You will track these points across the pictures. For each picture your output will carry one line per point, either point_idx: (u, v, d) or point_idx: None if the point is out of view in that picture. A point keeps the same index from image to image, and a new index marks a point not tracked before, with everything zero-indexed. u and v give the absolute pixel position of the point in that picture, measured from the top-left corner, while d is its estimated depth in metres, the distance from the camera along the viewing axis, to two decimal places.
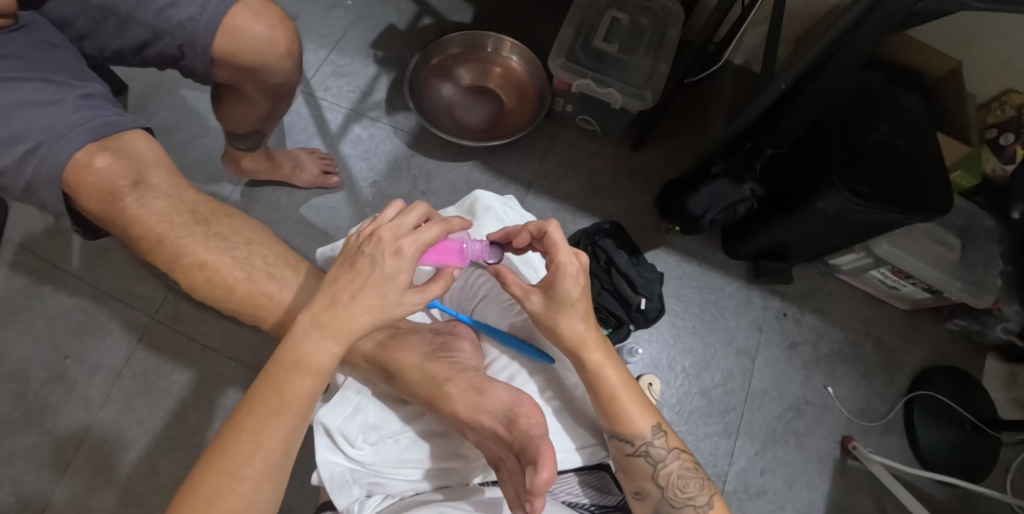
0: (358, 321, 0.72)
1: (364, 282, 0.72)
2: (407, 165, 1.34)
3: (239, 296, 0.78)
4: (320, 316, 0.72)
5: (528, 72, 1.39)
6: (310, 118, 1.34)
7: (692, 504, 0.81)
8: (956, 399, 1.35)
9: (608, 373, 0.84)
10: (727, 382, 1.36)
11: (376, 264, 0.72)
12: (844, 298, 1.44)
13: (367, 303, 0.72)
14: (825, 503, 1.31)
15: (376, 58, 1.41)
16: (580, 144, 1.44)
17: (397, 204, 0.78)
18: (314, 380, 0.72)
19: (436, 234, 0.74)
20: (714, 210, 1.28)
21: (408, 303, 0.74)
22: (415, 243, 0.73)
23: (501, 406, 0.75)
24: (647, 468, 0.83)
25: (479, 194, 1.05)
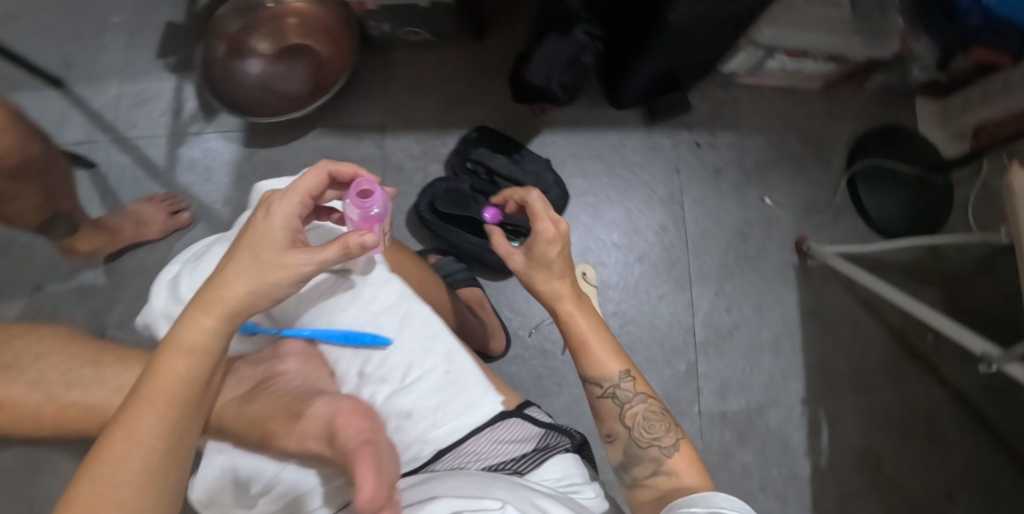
0: (235, 289, 0.66)
1: (241, 247, 0.68)
2: (250, 165, 1.24)
3: (50, 416, 0.73)
4: (200, 293, 0.67)
5: (320, 5, 1.22)
6: (135, 163, 1.25)
7: (657, 445, 0.77)
8: (892, 159, 1.29)
9: (579, 322, 0.80)
10: (663, 238, 1.28)
11: (253, 229, 0.69)
12: (753, 101, 1.34)
13: (245, 267, 0.67)
14: (800, 310, 1.28)
15: (169, 67, 1.29)
16: (418, 61, 1.30)
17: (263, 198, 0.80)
18: (189, 361, 0.64)
19: (315, 180, 0.73)
20: (556, 75, 1.15)
21: (290, 258, 0.67)
22: (287, 197, 0.71)
23: (318, 422, 0.59)
24: (615, 409, 0.80)
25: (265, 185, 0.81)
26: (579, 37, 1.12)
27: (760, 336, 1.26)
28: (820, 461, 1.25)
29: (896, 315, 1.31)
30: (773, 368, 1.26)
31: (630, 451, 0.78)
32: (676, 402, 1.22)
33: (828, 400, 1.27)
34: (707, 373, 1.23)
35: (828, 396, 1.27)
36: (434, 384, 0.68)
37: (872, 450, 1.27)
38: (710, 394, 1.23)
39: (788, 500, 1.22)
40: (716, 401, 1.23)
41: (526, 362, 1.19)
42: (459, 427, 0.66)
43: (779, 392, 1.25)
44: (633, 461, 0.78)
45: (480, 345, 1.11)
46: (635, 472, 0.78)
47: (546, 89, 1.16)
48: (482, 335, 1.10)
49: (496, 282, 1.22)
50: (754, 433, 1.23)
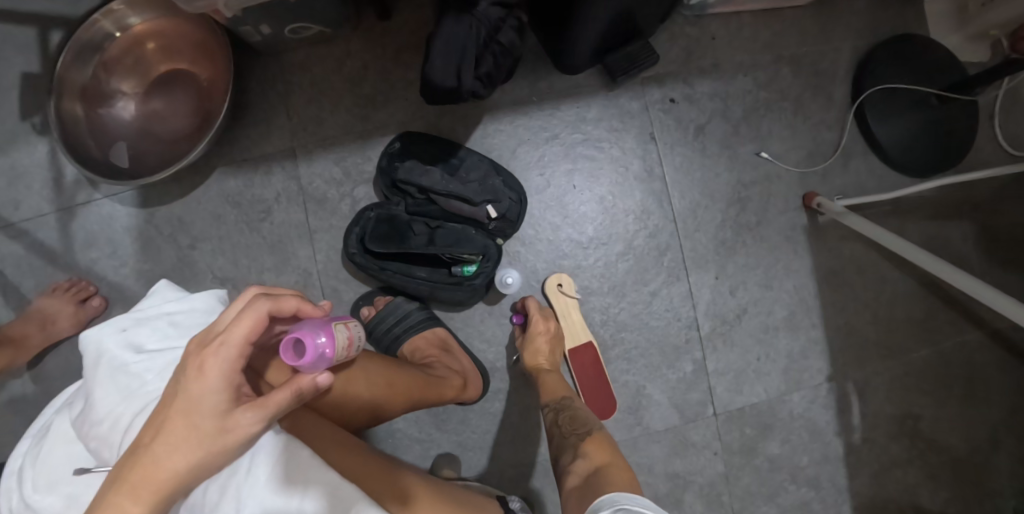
0: (167, 467, 0.52)
1: (170, 412, 0.53)
2: (156, 229, 1.06)
3: None
4: (120, 468, 0.53)
5: (172, 16, 1.01)
6: (26, 251, 1.07)
7: (575, 434, 0.81)
8: (909, 78, 1.07)
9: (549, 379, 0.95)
10: (647, 223, 1.08)
11: (181, 387, 0.54)
12: (732, 34, 1.09)
13: (177, 441, 0.53)
14: (815, 276, 1.11)
15: (36, 126, 1.08)
16: (320, 62, 1.06)
17: (106, 351, 0.59)
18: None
19: (251, 325, 0.55)
20: (467, 69, 0.85)
21: (232, 427, 0.54)
22: (223, 349, 0.54)
23: None
24: (553, 415, 0.87)
25: (85, 339, 0.60)
26: (488, 12, 0.81)
27: (772, 316, 1.10)
28: (853, 437, 1.12)
29: None
30: (790, 348, 1.11)
31: (558, 443, 0.82)
32: (686, 408, 1.08)
33: (856, 370, 1.13)
34: (717, 368, 1.09)
35: (856, 365, 1.12)
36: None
37: (909, 414, 1.14)
38: (724, 390, 1.09)
39: (822, 486, 1.11)
40: (731, 396, 1.09)
41: (511, 396, 1.05)
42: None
43: (800, 373, 1.11)
44: (562, 453, 0.80)
45: (455, 397, 0.94)
46: (565, 463, 0.78)
47: (461, 88, 0.87)
48: (451, 387, 0.93)
49: (459, 311, 1.05)
50: (778, 423, 1.10)
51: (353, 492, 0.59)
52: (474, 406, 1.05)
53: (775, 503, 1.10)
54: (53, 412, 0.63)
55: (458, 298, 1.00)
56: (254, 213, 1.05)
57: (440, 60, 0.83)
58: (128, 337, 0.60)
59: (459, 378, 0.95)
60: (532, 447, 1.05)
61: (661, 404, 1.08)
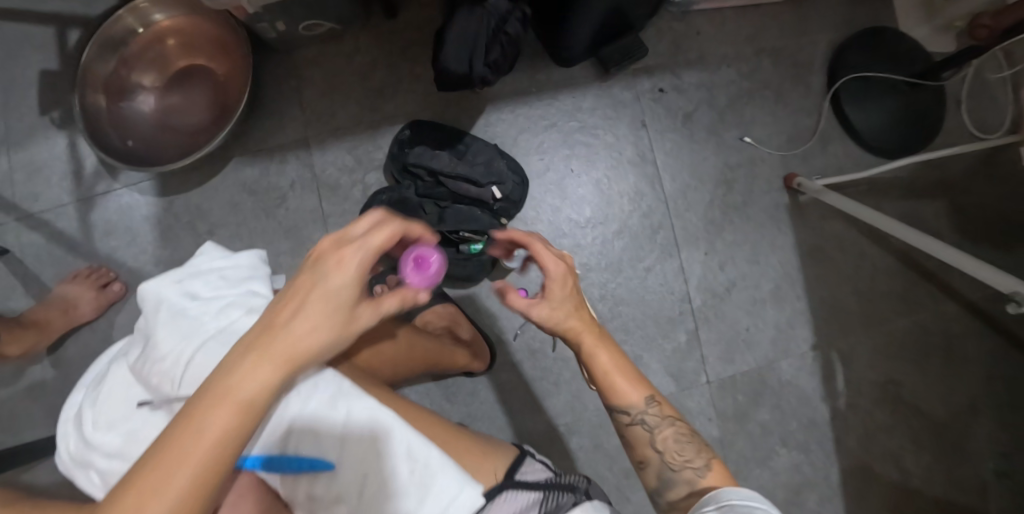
0: (303, 346, 0.56)
1: (311, 297, 0.57)
2: (174, 216, 1.11)
3: None
4: (257, 342, 0.55)
5: (192, 14, 1.07)
6: (47, 240, 1.12)
7: (689, 466, 0.71)
8: (879, 66, 1.16)
9: (601, 357, 0.73)
10: (640, 203, 1.16)
11: (320, 276, 0.58)
12: (715, 29, 1.18)
13: (315, 321, 0.57)
14: (798, 252, 1.19)
15: (56, 121, 1.13)
16: (331, 57, 1.13)
17: (163, 300, 0.66)
18: (240, 430, 0.53)
19: (388, 236, 0.60)
20: (478, 55, 0.92)
21: (358, 321, 0.59)
22: (365, 250, 0.59)
23: None
24: (644, 435, 0.73)
25: (144, 290, 0.67)
26: (496, 4, 0.89)
27: (759, 289, 1.17)
28: (838, 402, 1.19)
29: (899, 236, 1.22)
30: (777, 319, 1.18)
31: (660, 471, 0.72)
32: (682, 377, 1.15)
33: (839, 339, 1.20)
34: (709, 339, 1.16)
35: (839, 335, 1.20)
36: (400, 491, 0.63)
37: (890, 380, 1.21)
38: (717, 359, 1.16)
39: (811, 450, 1.18)
40: (723, 366, 1.16)
41: (517, 368, 1.11)
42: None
43: (787, 342, 1.18)
44: (665, 483, 0.71)
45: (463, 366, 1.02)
46: (670, 495, 0.71)
47: (472, 73, 0.95)
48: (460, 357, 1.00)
49: (467, 288, 1.11)
50: (768, 390, 1.17)
51: (389, 416, 0.65)
52: (482, 379, 1.10)
53: (768, 466, 1.16)
54: (111, 362, 0.69)
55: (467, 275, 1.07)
56: (269, 200, 1.11)
57: (455, 48, 0.92)
58: (183, 288, 0.67)
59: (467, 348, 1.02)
60: (538, 417, 1.10)
61: (659, 374, 1.14)
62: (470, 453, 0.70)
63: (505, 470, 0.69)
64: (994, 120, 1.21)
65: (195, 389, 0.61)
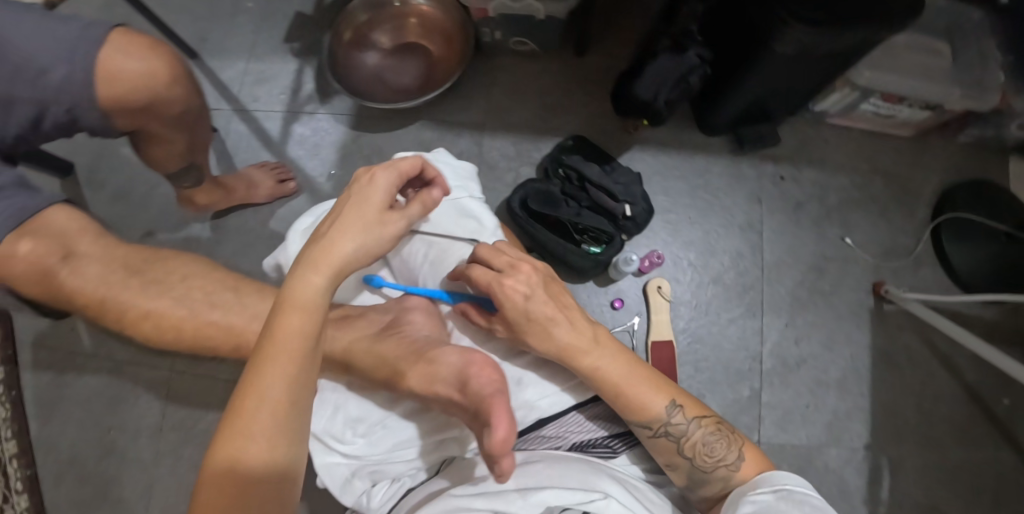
0: (346, 244, 0.70)
1: (351, 208, 0.73)
2: (356, 146, 1.32)
3: (188, 331, 0.83)
4: (307, 252, 0.70)
5: (443, 12, 1.32)
6: (251, 133, 1.35)
7: (722, 465, 0.74)
8: (982, 213, 1.28)
9: (612, 372, 0.75)
10: (739, 264, 1.29)
11: (354, 198, 0.74)
12: (841, 142, 1.36)
13: (352, 228, 0.72)
14: (871, 354, 1.27)
15: (293, 51, 1.39)
16: (519, 69, 1.36)
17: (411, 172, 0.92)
18: (308, 317, 0.66)
19: (412, 164, 0.79)
20: (664, 91, 1.15)
21: (390, 225, 0.74)
22: (391, 174, 0.76)
23: (452, 371, 0.69)
24: (672, 444, 0.75)
25: (401, 160, 0.93)
26: (689, 58, 1.13)
27: (826, 374, 1.26)
28: (879, 508, 1.21)
29: (971, 372, 1.27)
30: (836, 406, 1.25)
31: (694, 476, 0.76)
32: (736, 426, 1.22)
33: (892, 447, 1.24)
34: (769, 401, 1.24)
35: (892, 443, 1.24)
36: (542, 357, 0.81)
37: (936, 507, 1.21)
38: (771, 423, 1.23)
39: None
40: (776, 431, 1.23)
41: None
42: (562, 399, 0.78)
43: (841, 431, 1.24)
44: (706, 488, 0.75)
45: None
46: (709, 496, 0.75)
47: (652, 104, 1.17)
48: None
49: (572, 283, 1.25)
50: (812, 469, 1.21)
51: None
52: None
53: None
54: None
55: (580, 268, 1.19)
56: None
57: (648, 78, 1.15)
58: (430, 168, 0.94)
59: None
60: None
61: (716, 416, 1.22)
62: None
63: None
64: None
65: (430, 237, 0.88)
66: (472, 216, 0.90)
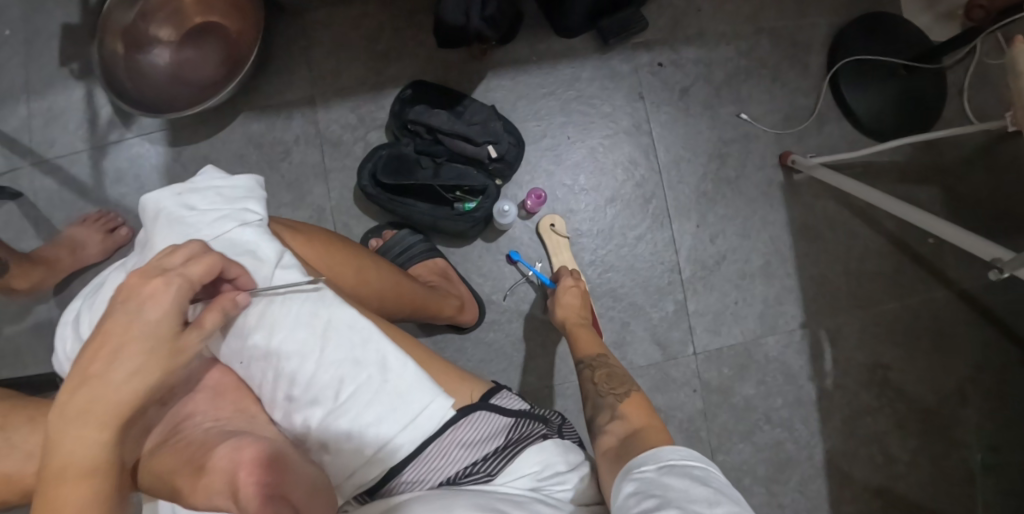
0: (122, 392, 0.53)
1: (123, 338, 0.54)
2: (183, 165, 1.14)
3: None
4: (69, 402, 0.52)
5: None
6: (60, 185, 1.15)
7: (613, 393, 0.79)
8: (878, 50, 1.16)
9: (581, 331, 0.92)
10: (635, 173, 1.18)
11: (128, 318, 0.54)
12: (716, 7, 1.20)
13: (140, 362, 0.54)
14: (790, 229, 1.19)
15: (75, 73, 1.17)
16: (339, 20, 1.16)
17: (162, 214, 0.67)
18: (98, 486, 0.53)
19: (208, 267, 0.58)
20: (475, 8, 0.97)
21: (188, 348, 0.56)
22: (177, 280, 0.56)
23: (220, 478, 0.52)
24: (587, 373, 0.84)
25: (147, 200, 0.69)
26: None
27: (750, 263, 1.19)
28: (826, 382, 1.18)
29: (893, 220, 1.21)
30: (766, 295, 1.19)
31: (594, 403, 0.80)
32: (668, 345, 1.16)
33: (828, 319, 1.19)
34: (697, 309, 1.17)
35: (828, 314, 1.19)
36: (375, 397, 0.63)
37: (879, 363, 1.19)
38: (703, 330, 1.17)
39: (796, 429, 1.16)
40: (710, 337, 1.17)
41: (504, 327, 1.12)
42: (407, 441, 0.62)
43: (775, 318, 1.18)
44: (597, 412, 0.78)
45: (452, 316, 1.03)
46: (600, 422, 0.77)
47: (468, 26, 0.99)
48: (449, 306, 1.01)
49: (459, 247, 1.14)
50: (754, 365, 1.17)
51: (369, 329, 0.66)
52: (470, 336, 1.12)
53: (752, 442, 1.16)
54: (105, 274, 0.73)
55: (458, 230, 1.08)
56: (274, 154, 1.14)
57: None
58: (183, 200, 0.68)
59: (457, 300, 1.03)
60: (523, 380, 1.11)
61: (644, 341, 1.16)
62: (445, 374, 0.71)
63: (480, 394, 0.69)
64: (995, 108, 1.18)
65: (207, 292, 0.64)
66: (245, 253, 0.65)
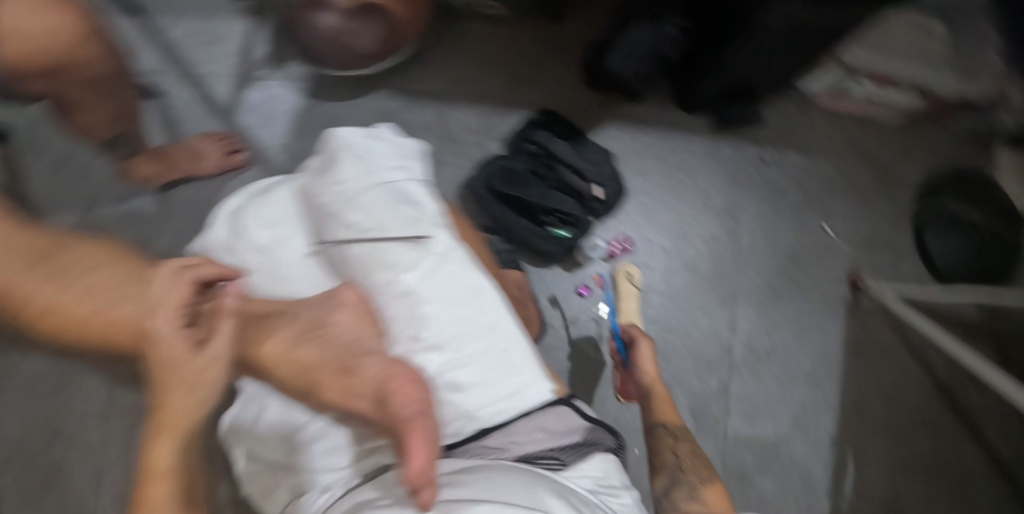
0: (181, 414, 0.64)
1: (163, 376, 0.65)
2: (313, 117, 1.23)
3: (103, 329, 0.69)
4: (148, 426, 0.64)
5: None
6: (197, 100, 1.23)
7: (696, 475, 0.81)
8: (968, 206, 1.22)
9: (660, 396, 0.94)
10: (713, 250, 1.24)
11: (156, 357, 0.66)
12: (827, 124, 1.29)
13: (178, 388, 0.65)
14: (845, 345, 1.23)
15: (245, 11, 1.27)
16: (491, 36, 1.27)
17: (345, 146, 0.77)
18: (174, 483, 0.61)
19: (166, 294, 0.69)
20: (641, 66, 1.15)
21: (204, 364, 0.66)
22: (166, 306, 0.68)
23: (371, 379, 0.60)
24: (668, 441, 0.86)
25: (336, 133, 0.79)
26: (666, 32, 1.11)
27: (798, 365, 1.22)
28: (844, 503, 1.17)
29: (944, 366, 1.24)
30: (805, 400, 1.21)
31: (672, 475, 0.81)
32: (702, 418, 1.19)
33: (861, 443, 1.20)
34: (738, 393, 1.20)
35: (862, 437, 1.20)
36: (490, 361, 0.71)
37: (903, 503, 1.17)
38: (738, 415, 1.19)
39: None
40: (743, 424, 1.19)
41: (555, 353, 1.16)
42: (507, 409, 0.69)
43: (809, 426, 1.20)
44: (674, 485, 0.80)
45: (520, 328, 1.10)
46: (676, 497, 0.78)
47: (629, 81, 1.18)
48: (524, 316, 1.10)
49: (541, 267, 1.19)
50: (779, 464, 1.18)
51: (497, 304, 0.74)
52: None
53: None
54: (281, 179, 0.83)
55: (546, 252, 1.15)
56: None
57: (625, 50, 1.15)
58: (367, 143, 0.78)
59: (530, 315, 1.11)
60: None
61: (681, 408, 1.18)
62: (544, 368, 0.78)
63: (563, 393, 0.74)
64: None
65: (362, 219, 0.73)
66: (411, 202, 0.75)
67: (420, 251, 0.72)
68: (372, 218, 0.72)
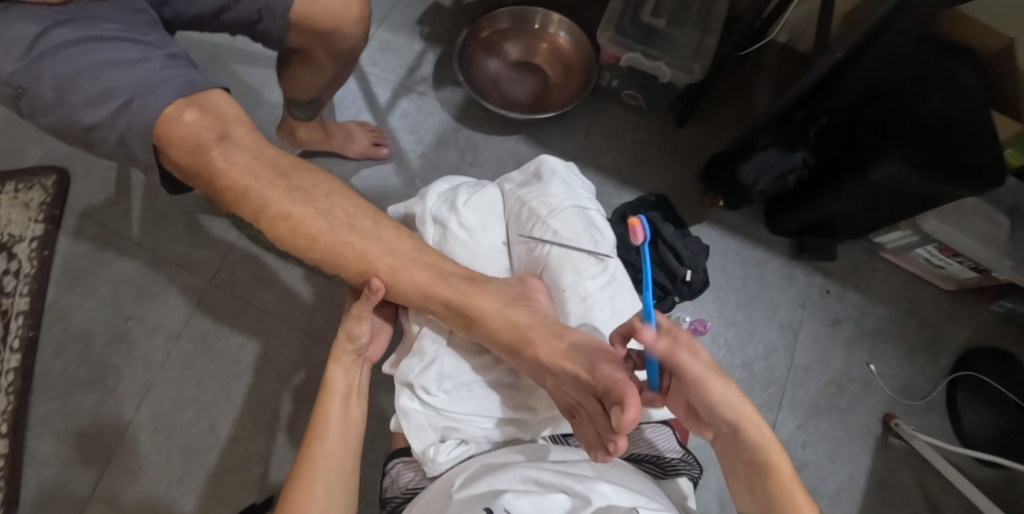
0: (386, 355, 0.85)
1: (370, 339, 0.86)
2: (454, 137, 1.37)
3: (321, 245, 0.82)
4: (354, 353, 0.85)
5: (575, 49, 1.40)
6: (360, 92, 1.38)
7: None
8: (1001, 382, 1.35)
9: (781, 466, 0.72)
10: (770, 356, 1.36)
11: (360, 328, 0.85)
12: (888, 277, 1.45)
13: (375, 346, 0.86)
14: (868, 478, 1.31)
15: (422, 33, 1.44)
16: (624, 119, 1.44)
17: (555, 172, 0.98)
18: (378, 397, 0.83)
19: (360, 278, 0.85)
20: (765, 178, 1.26)
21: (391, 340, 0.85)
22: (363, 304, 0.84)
23: (584, 353, 0.77)
24: None
25: (547, 159, 1.00)
26: (793, 160, 1.24)
27: (823, 484, 1.29)
28: None
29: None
30: None
31: None
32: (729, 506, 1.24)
33: None
34: None
35: None
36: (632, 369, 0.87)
37: None
38: None
39: None
40: None
41: None
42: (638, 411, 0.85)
43: None
44: None
45: None
46: None
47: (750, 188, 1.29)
48: None
49: None
50: None
51: None
52: None
53: None
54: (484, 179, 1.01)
55: None
56: None
57: (755, 165, 1.25)
58: (570, 176, 1.00)
59: None
60: None
61: (711, 492, 1.24)
62: None
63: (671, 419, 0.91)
64: None
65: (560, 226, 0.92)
66: (597, 227, 0.95)
67: (600, 268, 0.91)
68: (568, 230, 0.92)
